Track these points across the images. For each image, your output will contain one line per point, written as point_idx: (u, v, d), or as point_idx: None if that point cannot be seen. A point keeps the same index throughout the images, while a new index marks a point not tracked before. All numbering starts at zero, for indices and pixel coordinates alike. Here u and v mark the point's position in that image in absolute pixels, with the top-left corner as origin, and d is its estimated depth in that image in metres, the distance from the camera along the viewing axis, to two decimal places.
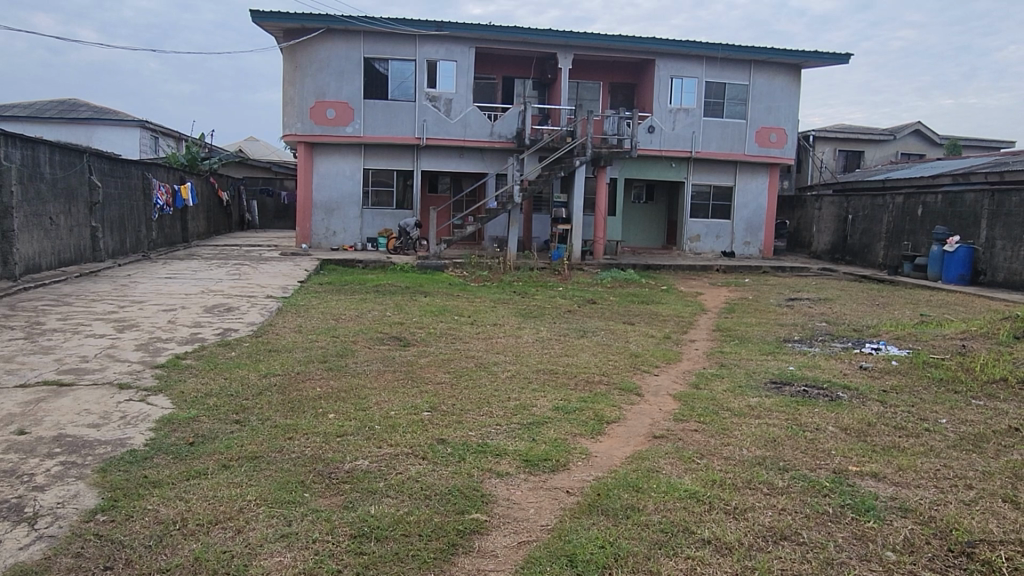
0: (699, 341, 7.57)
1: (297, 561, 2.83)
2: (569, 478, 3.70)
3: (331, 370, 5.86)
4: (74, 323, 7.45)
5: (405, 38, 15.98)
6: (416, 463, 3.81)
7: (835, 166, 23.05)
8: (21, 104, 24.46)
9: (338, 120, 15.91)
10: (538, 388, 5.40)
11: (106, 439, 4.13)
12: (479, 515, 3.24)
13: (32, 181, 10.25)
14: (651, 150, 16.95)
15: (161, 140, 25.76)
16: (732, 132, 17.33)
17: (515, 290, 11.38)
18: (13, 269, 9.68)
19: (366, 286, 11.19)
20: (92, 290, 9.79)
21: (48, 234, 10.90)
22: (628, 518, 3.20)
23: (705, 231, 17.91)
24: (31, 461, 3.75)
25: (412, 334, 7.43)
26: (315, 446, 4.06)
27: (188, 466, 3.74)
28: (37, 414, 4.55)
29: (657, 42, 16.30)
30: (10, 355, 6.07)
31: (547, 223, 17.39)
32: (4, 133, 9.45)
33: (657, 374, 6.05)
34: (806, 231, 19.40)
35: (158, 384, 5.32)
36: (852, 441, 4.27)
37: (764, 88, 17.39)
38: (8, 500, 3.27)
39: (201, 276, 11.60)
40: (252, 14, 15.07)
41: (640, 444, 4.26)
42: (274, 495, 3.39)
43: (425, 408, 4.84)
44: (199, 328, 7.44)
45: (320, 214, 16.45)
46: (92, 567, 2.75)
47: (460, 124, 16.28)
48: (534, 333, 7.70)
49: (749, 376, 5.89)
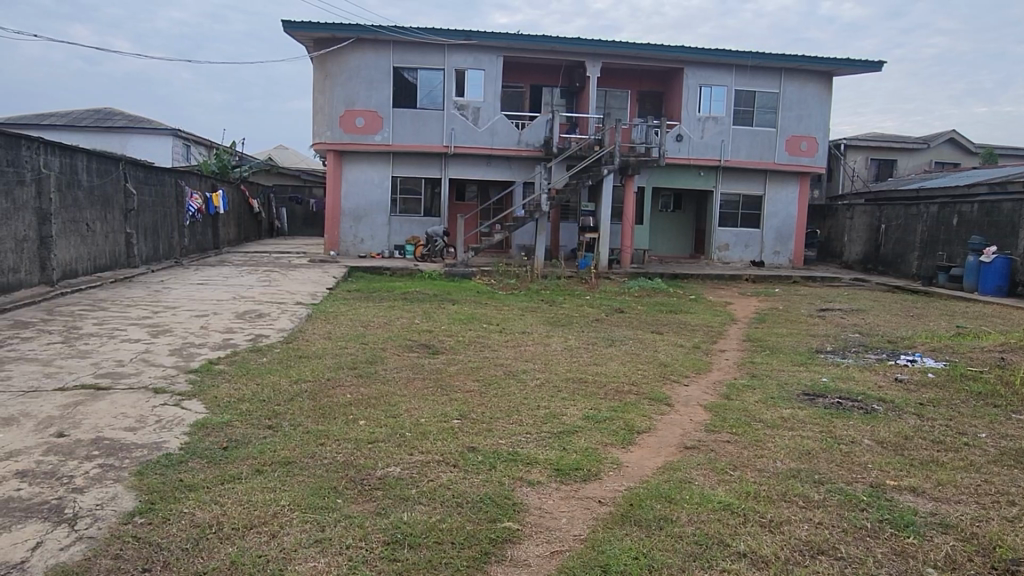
0: (729, 351, 7.53)
1: (330, 566, 2.85)
2: (601, 488, 3.68)
3: (361, 377, 5.91)
4: (109, 328, 7.59)
5: (434, 48, 16.12)
6: (447, 471, 3.82)
7: (866, 175, 22.74)
8: (58, 113, 25.14)
9: (367, 128, 16.08)
10: (568, 396, 5.39)
11: (142, 442, 4.20)
12: (511, 524, 3.23)
13: (70, 188, 10.49)
14: (679, 159, 16.88)
15: (192, 149, 26.29)
16: (761, 141, 17.22)
17: (543, 298, 11.38)
18: (50, 274, 9.90)
19: (395, 293, 11.25)
20: (127, 296, 9.97)
21: (85, 240, 11.13)
22: (661, 530, 3.17)
23: (735, 240, 17.73)
24: (71, 464, 3.82)
25: (440, 342, 7.45)
26: (347, 452, 4.09)
27: (222, 470, 3.79)
28: (76, 416, 4.64)
29: (686, 51, 16.26)
30: (49, 358, 6.20)
31: (574, 231, 17.33)
32: (44, 142, 9.67)
33: (687, 385, 5.98)
34: (837, 241, 19.13)
35: (192, 389, 5.38)
36: (888, 454, 4.20)
37: (794, 96, 17.24)
38: (49, 501, 3.34)
39: (232, 283, 11.77)
40: (284, 24, 15.30)
41: (671, 454, 4.23)
42: (307, 501, 3.42)
43: (455, 415, 4.85)
44: (231, 334, 7.55)
45: (349, 222, 16.60)
46: (131, 569, 2.80)
47: (488, 132, 16.35)
48: (562, 341, 7.73)
49: (782, 387, 5.82)
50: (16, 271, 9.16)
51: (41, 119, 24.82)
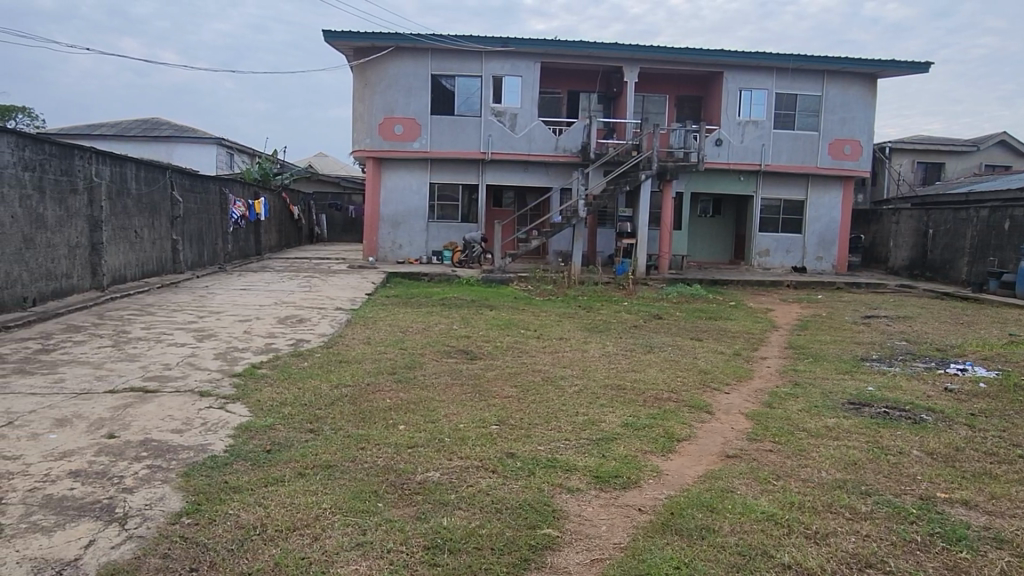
0: (771, 358, 7.42)
1: (372, 569, 2.88)
2: (641, 496, 3.65)
3: (400, 382, 5.96)
4: (157, 333, 7.79)
5: (471, 55, 16.24)
6: (485, 476, 3.83)
7: (912, 178, 22.20)
8: (109, 124, 25.93)
9: (405, 136, 16.26)
10: (606, 403, 5.35)
11: (189, 444, 4.30)
12: (551, 530, 3.23)
13: (120, 196, 10.80)
14: (718, 164, 16.69)
15: (236, 157, 26.89)
16: (803, 144, 16.94)
17: (580, 304, 11.35)
18: (100, 279, 10.20)
19: (432, 299, 11.34)
20: (174, 301, 10.22)
21: (134, 246, 11.45)
22: (704, 540, 3.13)
23: (775, 246, 17.44)
24: (121, 464, 3.93)
25: (478, 348, 7.49)
26: (387, 457, 4.12)
27: (266, 473, 3.86)
28: (125, 418, 4.77)
29: (725, 54, 16.09)
30: (100, 361, 6.40)
31: (611, 237, 17.25)
32: (95, 151, 9.98)
33: (728, 393, 5.91)
34: (882, 246, 18.71)
35: (236, 392, 5.50)
36: (939, 466, 4.08)
37: (837, 99, 16.94)
38: (101, 500, 3.44)
39: (274, 288, 11.97)
40: (324, 34, 15.57)
41: (712, 463, 4.17)
42: (348, 504, 3.46)
43: (493, 421, 4.86)
44: (274, 339, 7.68)
45: (387, 228, 16.79)
46: (179, 568, 2.86)
47: (525, 138, 16.39)
48: (600, 347, 7.70)
49: (826, 396, 5.70)
50: (69, 277, 9.46)
51: (92, 129, 25.63)
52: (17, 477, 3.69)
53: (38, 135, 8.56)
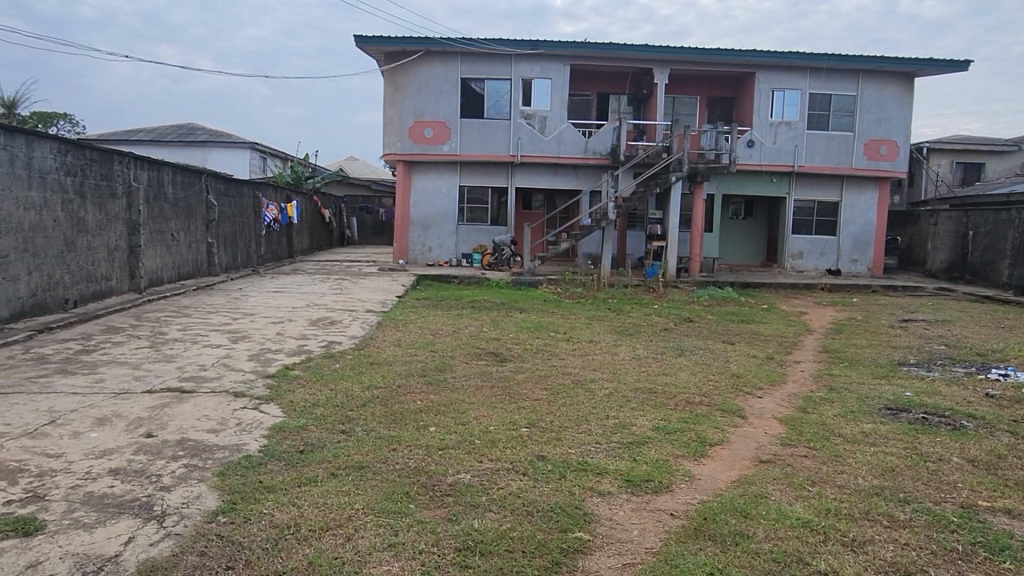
0: (805, 362, 7.31)
1: (404, 570, 2.90)
2: (672, 500, 3.62)
3: (431, 384, 5.98)
4: (192, 334, 7.93)
5: (501, 58, 16.28)
6: (516, 479, 3.83)
7: (950, 179, 21.72)
8: (146, 129, 26.49)
9: (435, 139, 16.36)
10: (637, 406, 5.33)
11: (224, 443, 4.37)
12: (583, 534, 3.22)
13: (157, 200, 11.03)
14: (750, 165, 16.53)
15: (269, 161, 27.31)
16: (838, 145, 16.67)
17: (610, 307, 11.29)
18: (138, 282, 10.42)
19: (462, 302, 11.38)
20: (208, 303, 10.39)
21: (170, 249, 11.68)
22: (737, 545, 3.09)
23: (809, 248, 17.16)
24: (158, 463, 4.01)
25: (508, 350, 7.50)
26: (418, 459, 4.14)
27: (299, 473, 3.91)
28: (163, 418, 4.87)
29: (757, 54, 15.92)
30: (139, 362, 6.54)
31: (641, 240, 17.14)
32: (134, 156, 10.21)
33: (761, 397, 5.84)
34: (920, 248, 18.33)
35: (270, 393, 5.57)
36: (980, 474, 3.98)
37: (873, 99, 16.65)
38: (139, 498, 3.51)
39: (305, 291, 12.12)
40: (356, 39, 15.74)
41: (745, 468, 4.12)
42: (380, 505, 3.49)
43: (524, 424, 4.86)
44: (306, 340, 7.77)
45: (417, 230, 16.91)
46: (216, 566, 2.90)
47: (555, 141, 16.37)
48: (630, 350, 7.66)
49: (861, 401, 5.60)
50: (108, 279, 9.69)
51: (130, 134, 26.21)
52: (60, 475, 3.78)
53: (79, 141, 8.78)
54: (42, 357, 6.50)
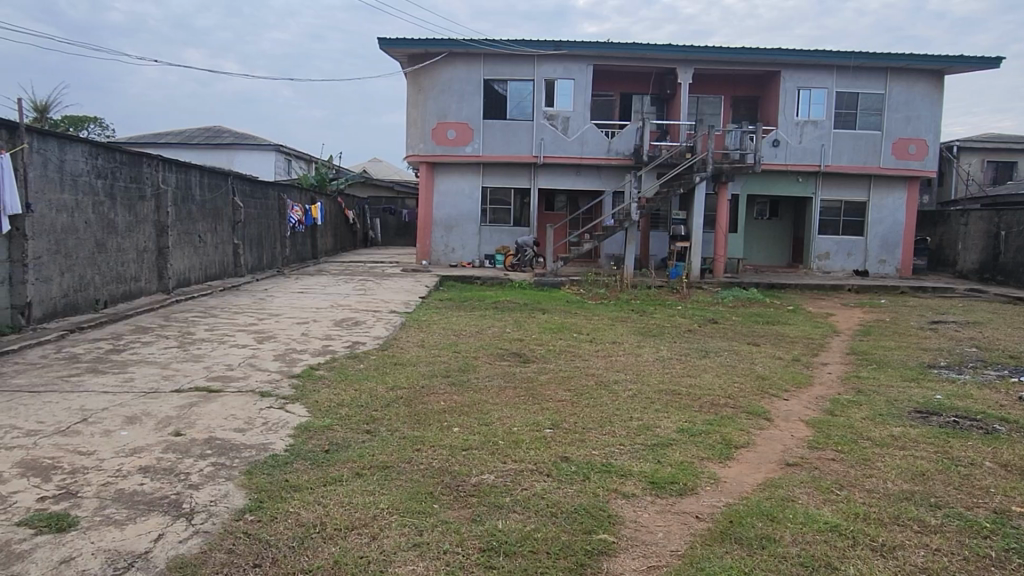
0: (832, 364, 7.22)
1: (429, 570, 2.91)
2: (697, 503, 3.59)
3: (454, 385, 5.99)
4: (219, 334, 8.04)
5: (524, 59, 16.28)
6: (540, 480, 3.83)
7: (982, 178, 21.33)
8: (174, 132, 26.88)
9: (458, 140, 16.41)
10: (661, 408, 5.29)
11: (251, 443, 4.43)
12: (607, 536, 3.20)
13: (184, 202, 11.19)
14: (775, 165, 16.36)
15: (293, 162, 27.58)
16: (865, 144, 16.44)
17: (633, 308, 11.24)
18: (166, 282, 10.57)
19: (485, 302, 11.39)
20: (234, 303, 10.52)
21: (198, 250, 11.84)
22: (764, 549, 3.06)
23: (836, 249, 16.94)
24: (187, 461, 4.07)
25: (531, 351, 7.50)
26: (442, 459, 4.15)
27: (325, 472, 3.94)
28: (191, 417, 4.93)
29: (783, 53, 15.76)
30: (167, 361, 6.64)
31: (665, 241, 17.04)
32: (162, 159, 10.37)
33: (787, 399, 5.77)
34: (950, 249, 18.01)
35: (295, 393, 5.63)
36: (1014, 479, 3.90)
37: (901, 97, 16.40)
38: (168, 496, 3.56)
39: (330, 292, 12.21)
40: (380, 41, 15.85)
41: (771, 471, 4.08)
42: (405, 505, 3.50)
43: (548, 425, 4.85)
44: (330, 341, 7.83)
45: (440, 232, 16.98)
46: (243, 564, 2.94)
47: (578, 142, 16.33)
48: (654, 352, 7.61)
49: (891, 404, 5.51)
50: (137, 280, 9.84)
51: (158, 137, 26.61)
52: (91, 472, 3.85)
53: (109, 144, 8.93)
54: (74, 356, 6.62)
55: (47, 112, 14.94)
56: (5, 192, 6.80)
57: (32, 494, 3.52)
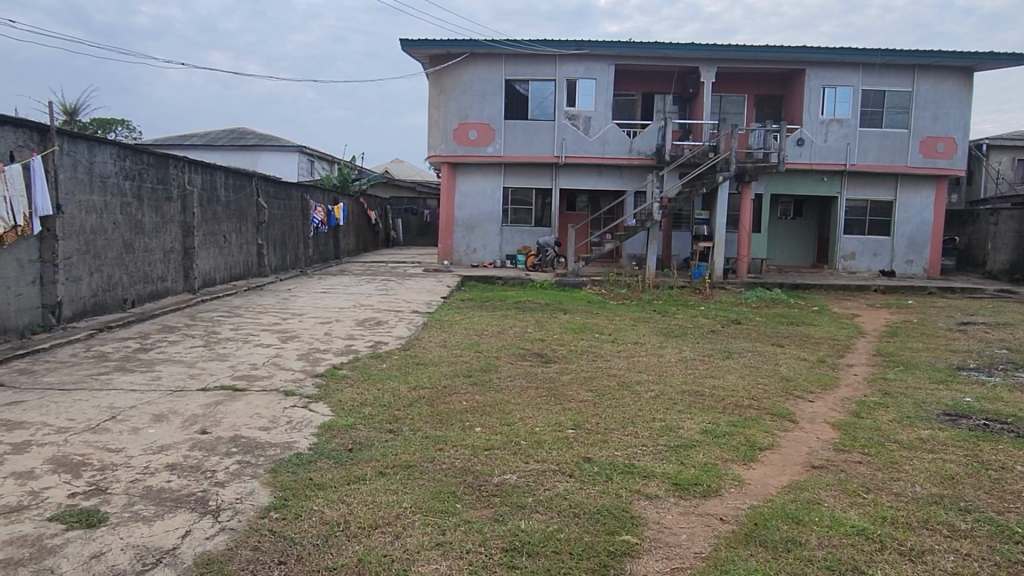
0: (858, 366, 7.13)
1: (452, 569, 2.91)
2: (721, 505, 3.57)
3: (476, 385, 6.00)
4: (244, 333, 8.13)
5: (546, 59, 16.27)
6: (562, 481, 3.83)
7: (1012, 177, 20.97)
8: (199, 134, 27.23)
9: (479, 141, 16.43)
10: (684, 409, 5.26)
11: (276, 441, 4.47)
12: (630, 537, 3.19)
13: (210, 203, 11.33)
14: (800, 164, 16.19)
15: (316, 163, 27.81)
16: (892, 143, 16.21)
17: (655, 308, 11.18)
18: (192, 282, 10.71)
19: (506, 303, 11.40)
20: (259, 303, 10.63)
21: (223, 250, 11.99)
22: (789, 552, 3.04)
23: (862, 249, 16.73)
24: (213, 459, 4.12)
25: (553, 351, 7.49)
26: (464, 459, 4.17)
27: (348, 471, 3.97)
28: (216, 415, 5.00)
29: (808, 51, 15.59)
30: (193, 360, 6.72)
31: (687, 241, 16.93)
32: (188, 160, 10.51)
33: (812, 401, 5.71)
34: (979, 249, 17.71)
35: (319, 392, 5.67)
36: None
37: (929, 95, 16.15)
38: (195, 493, 3.61)
39: (352, 292, 12.29)
40: (402, 43, 15.93)
41: (797, 473, 4.04)
42: (428, 504, 3.52)
43: (570, 425, 4.85)
44: (353, 341, 7.89)
45: (462, 232, 17.04)
46: (269, 561, 2.97)
47: (599, 142, 16.28)
48: (676, 352, 7.57)
49: (919, 406, 5.43)
50: (164, 280, 9.98)
51: (184, 139, 26.97)
52: (120, 469, 3.91)
53: (137, 146, 9.07)
54: (102, 355, 6.73)
55: (76, 115, 15.22)
56: (36, 193, 6.96)
57: (62, 490, 3.59)
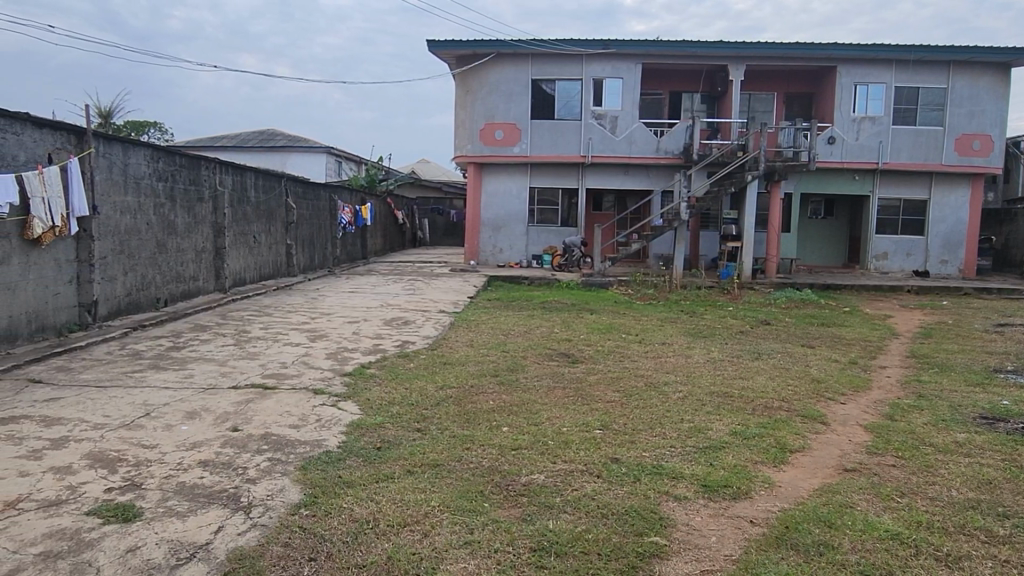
0: (891, 368, 7.00)
1: (480, 568, 2.92)
2: (752, 507, 3.53)
3: (503, 385, 6.01)
4: (273, 332, 8.23)
5: (572, 59, 16.24)
6: (591, 481, 3.82)
7: None
8: (229, 135, 27.63)
9: (506, 141, 16.45)
10: (713, 411, 5.22)
11: (305, 439, 4.52)
12: (659, 539, 3.17)
13: (240, 204, 11.50)
14: (831, 162, 15.98)
15: (344, 164, 28.06)
16: (926, 141, 15.90)
17: (683, 309, 11.09)
18: (223, 282, 10.87)
19: (533, 303, 11.39)
20: (288, 303, 10.75)
21: (253, 250, 12.15)
22: (822, 556, 3.00)
23: (894, 249, 16.44)
24: (244, 456, 4.18)
25: (580, 352, 7.47)
26: (492, 458, 4.18)
27: (377, 469, 4.00)
28: (247, 413, 5.07)
29: (839, 48, 15.37)
30: (225, 359, 6.83)
31: (715, 240, 16.79)
32: (219, 162, 10.67)
33: (844, 403, 5.62)
34: (1016, 248, 17.29)
35: (348, 391, 5.73)
36: None
37: (965, 91, 15.82)
38: (227, 489, 3.67)
39: (380, 291, 12.37)
40: (429, 44, 16.02)
41: (828, 476, 3.99)
42: (455, 503, 3.53)
43: (598, 426, 4.83)
44: (381, 340, 7.94)
45: (488, 232, 17.08)
46: (299, 557, 3.00)
47: (626, 141, 16.20)
48: (705, 353, 7.50)
49: (955, 409, 5.32)
50: (196, 279, 10.15)
51: (215, 141, 27.37)
52: (154, 465, 3.99)
53: (170, 148, 9.23)
54: (136, 353, 6.86)
55: (111, 118, 15.53)
56: (73, 195, 7.12)
57: (99, 485, 3.67)
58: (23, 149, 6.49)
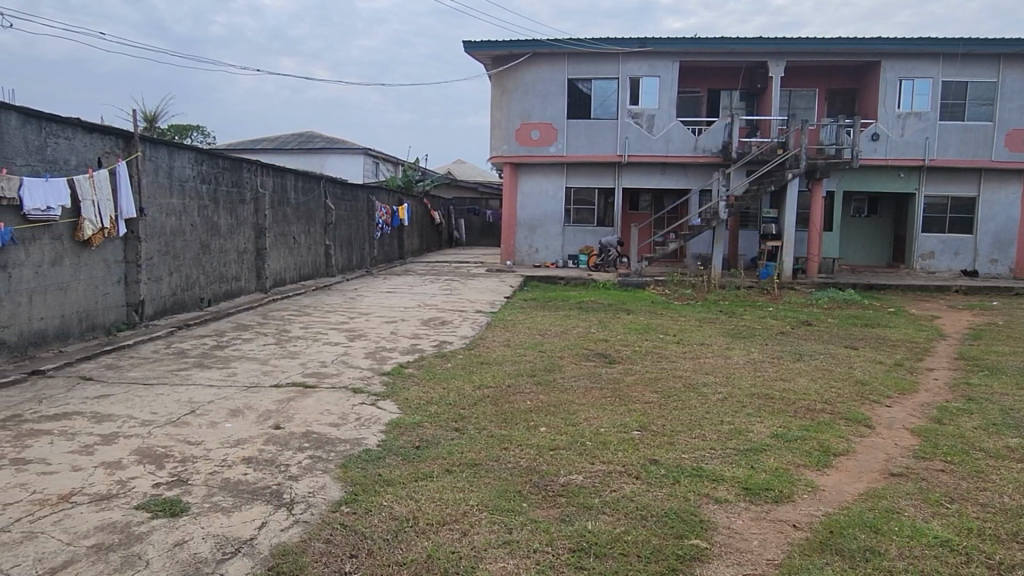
0: (938, 370, 6.81)
1: (519, 568, 2.93)
2: (795, 511, 3.48)
3: (540, 385, 6.01)
4: (313, 332, 8.35)
5: (609, 58, 16.16)
6: (629, 482, 3.79)
7: None
8: (270, 138, 28.14)
9: (542, 141, 16.46)
10: (752, 413, 5.15)
11: (345, 437, 4.57)
12: (699, 542, 3.14)
13: (281, 205, 11.70)
14: (875, 160, 15.65)
15: (382, 166, 28.36)
16: (975, 136, 15.46)
17: (721, 309, 10.96)
18: (264, 282, 11.06)
19: (569, 303, 11.37)
20: (327, 303, 10.89)
21: (293, 251, 12.35)
22: (868, 562, 2.93)
23: (942, 248, 16.00)
24: (286, 453, 4.25)
25: (617, 352, 7.44)
26: (529, 458, 4.18)
27: (415, 468, 4.03)
28: (289, 411, 5.15)
29: (883, 43, 15.04)
30: (266, 357, 6.95)
31: (754, 240, 16.55)
32: (261, 164, 10.87)
33: (889, 406, 5.49)
34: None
35: (386, 390, 5.78)
36: None
37: (1016, 85, 15.34)
38: (271, 486, 3.73)
39: (417, 291, 12.47)
40: (466, 45, 16.10)
41: (874, 480, 3.90)
42: (494, 502, 3.55)
43: (635, 427, 4.80)
44: (419, 340, 8.00)
45: (524, 232, 17.10)
46: (341, 554, 3.04)
47: (663, 140, 16.06)
48: (745, 354, 7.41)
49: (1006, 413, 5.16)
50: (238, 279, 10.35)
51: (256, 143, 27.91)
52: (200, 461, 4.08)
53: (213, 151, 9.43)
54: (182, 351, 7.02)
55: (156, 122, 15.94)
56: (121, 198, 7.32)
57: (147, 480, 3.76)
58: (74, 153, 6.70)
